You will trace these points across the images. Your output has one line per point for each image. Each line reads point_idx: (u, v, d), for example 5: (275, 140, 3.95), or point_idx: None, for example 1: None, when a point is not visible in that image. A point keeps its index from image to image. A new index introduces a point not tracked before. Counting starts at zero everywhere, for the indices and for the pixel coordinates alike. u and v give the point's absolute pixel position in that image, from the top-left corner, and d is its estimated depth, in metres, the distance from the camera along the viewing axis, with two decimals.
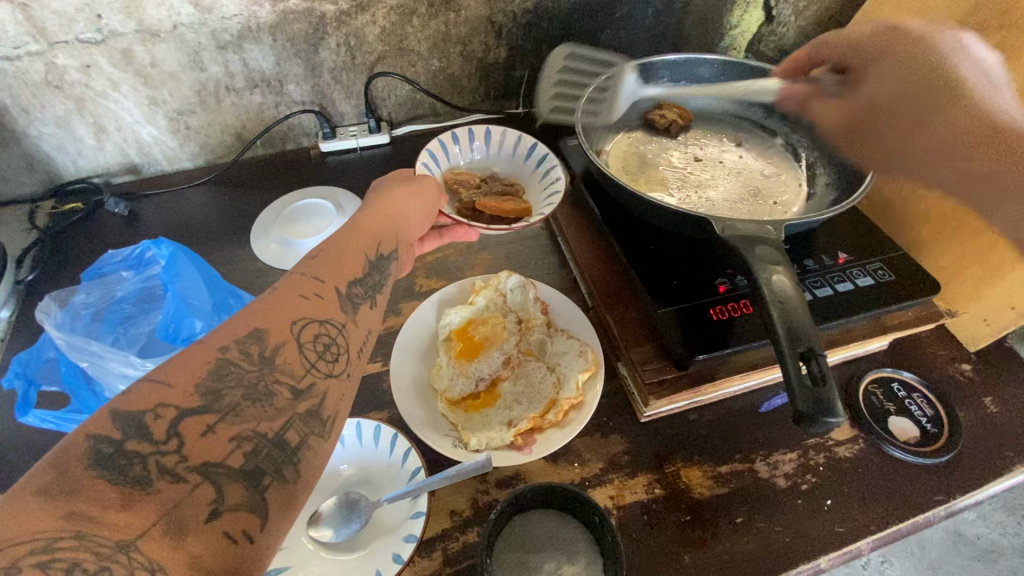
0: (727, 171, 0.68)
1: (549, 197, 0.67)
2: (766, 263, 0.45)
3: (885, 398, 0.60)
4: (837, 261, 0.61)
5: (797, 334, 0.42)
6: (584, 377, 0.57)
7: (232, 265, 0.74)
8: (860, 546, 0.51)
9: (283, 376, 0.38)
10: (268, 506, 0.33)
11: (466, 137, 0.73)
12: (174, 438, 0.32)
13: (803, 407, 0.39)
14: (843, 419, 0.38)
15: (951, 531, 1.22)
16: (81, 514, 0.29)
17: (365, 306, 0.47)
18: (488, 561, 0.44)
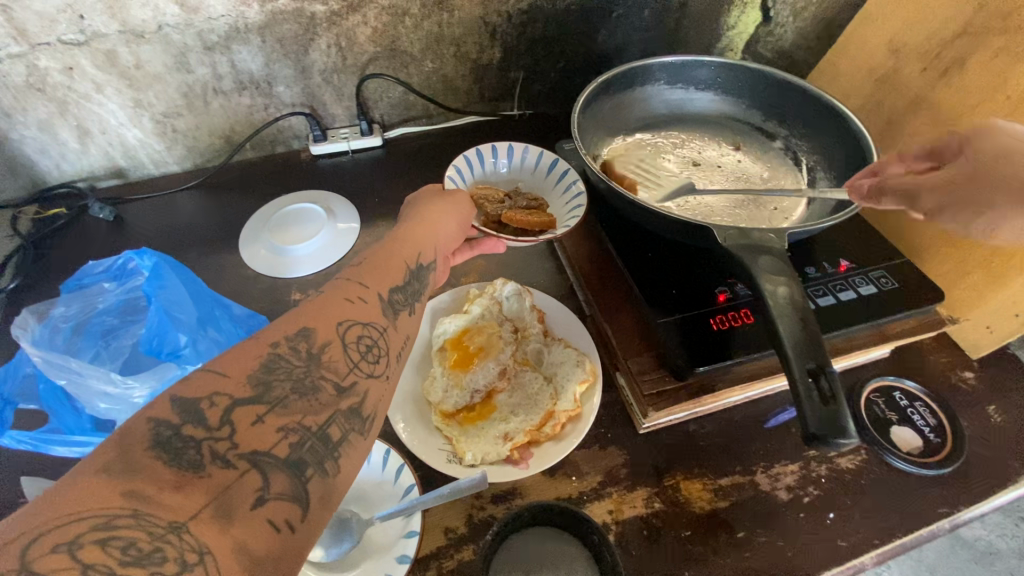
0: (726, 176, 0.67)
1: (572, 210, 0.64)
2: (770, 274, 0.44)
3: (887, 407, 0.59)
4: (838, 269, 0.60)
5: (805, 350, 0.41)
6: (582, 389, 0.56)
7: (222, 272, 0.72)
8: (862, 560, 0.50)
9: (329, 373, 0.37)
10: (310, 496, 0.32)
11: (491, 152, 0.71)
12: (228, 425, 0.31)
13: (813, 426, 0.38)
14: (855, 437, 0.37)
15: (949, 534, 1.22)
16: (140, 493, 0.27)
17: (406, 313, 0.45)
18: None
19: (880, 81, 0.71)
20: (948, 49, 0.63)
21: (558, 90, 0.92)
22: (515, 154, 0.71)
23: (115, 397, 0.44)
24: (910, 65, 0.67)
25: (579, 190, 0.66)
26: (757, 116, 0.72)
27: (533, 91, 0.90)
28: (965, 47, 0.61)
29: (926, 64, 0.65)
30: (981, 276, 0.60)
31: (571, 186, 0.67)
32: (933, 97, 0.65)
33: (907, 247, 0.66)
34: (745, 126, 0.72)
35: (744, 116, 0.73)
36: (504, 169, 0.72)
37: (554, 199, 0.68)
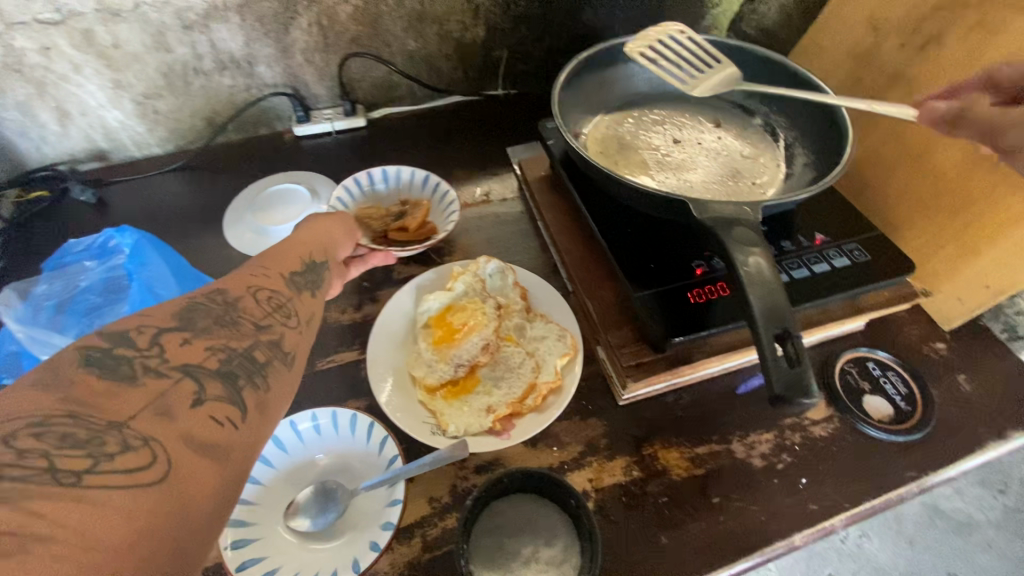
0: (707, 151, 0.67)
1: (448, 217, 0.71)
2: (743, 245, 0.45)
3: (860, 377, 0.61)
4: (814, 242, 0.61)
5: (775, 318, 0.41)
6: (563, 362, 0.57)
7: (207, 255, 0.72)
8: (833, 522, 0.52)
9: (245, 313, 0.41)
10: (247, 404, 0.36)
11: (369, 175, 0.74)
12: (154, 346, 0.35)
13: (778, 387, 0.40)
14: (817, 397, 0.39)
15: (928, 506, 1.25)
16: (73, 401, 0.30)
17: (307, 291, 0.48)
18: (466, 547, 0.44)
19: (860, 58, 0.72)
20: (927, 23, 0.63)
21: (543, 69, 0.91)
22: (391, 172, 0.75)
23: None
24: (889, 40, 0.68)
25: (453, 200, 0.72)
26: (739, 94, 0.72)
27: (518, 70, 0.90)
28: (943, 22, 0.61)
29: (905, 39, 0.66)
30: (954, 250, 0.61)
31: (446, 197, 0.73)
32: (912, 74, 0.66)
33: (883, 222, 0.67)
34: (725, 103, 0.73)
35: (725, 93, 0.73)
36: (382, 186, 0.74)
37: (435, 209, 0.73)
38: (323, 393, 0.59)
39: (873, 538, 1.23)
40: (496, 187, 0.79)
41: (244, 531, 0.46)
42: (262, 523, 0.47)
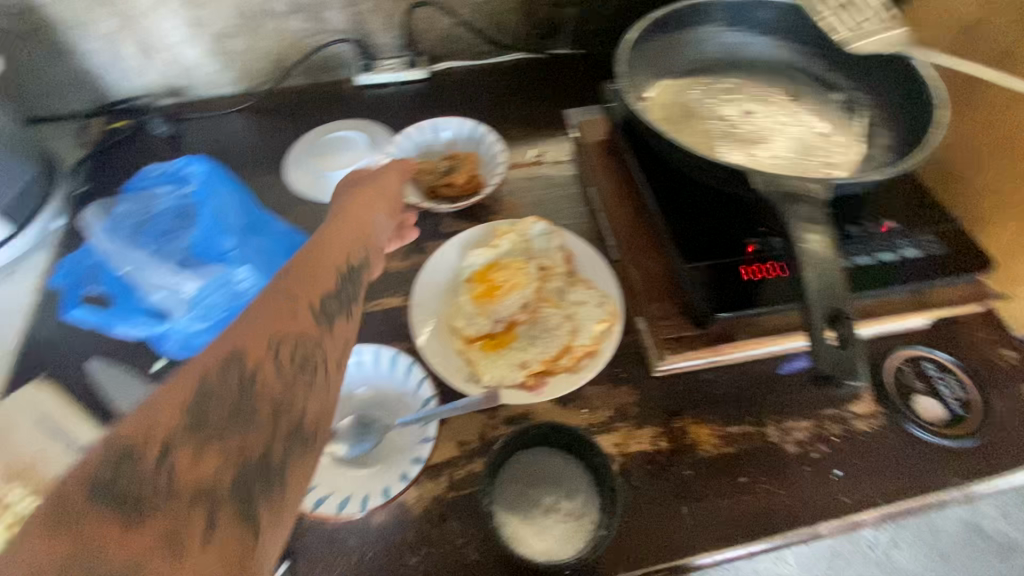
0: (777, 127, 0.64)
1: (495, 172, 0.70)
2: (803, 222, 0.43)
3: (914, 376, 0.58)
4: (882, 230, 0.57)
5: (830, 293, 0.40)
6: (601, 327, 0.57)
7: (269, 193, 0.75)
8: (863, 517, 0.51)
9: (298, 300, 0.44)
10: (285, 395, 0.38)
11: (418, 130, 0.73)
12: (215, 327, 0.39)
13: (827, 364, 0.39)
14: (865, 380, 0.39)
15: (969, 526, 1.19)
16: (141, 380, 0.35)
17: (347, 292, 0.49)
18: (489, 490, 0.46)
19: (961, 33, 0.66)
20: None
21: (610, 31, 0.88)
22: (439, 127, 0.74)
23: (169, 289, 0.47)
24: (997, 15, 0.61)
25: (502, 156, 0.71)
26: (822, 66, 0.68)
27: (584, 30, 0.88)
28: None
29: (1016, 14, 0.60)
30: None
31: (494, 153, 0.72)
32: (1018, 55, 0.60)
33: (964, 216, 0.62)
34: (805, 76, 0.68)
35: (806, 65, 0.68)
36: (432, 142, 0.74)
37: (485, 165, 0.72)
38: (367, 334, 0.62)
39: (903, 549, 1.18)
40: (550, 148, 0.78)
41: None
42: None
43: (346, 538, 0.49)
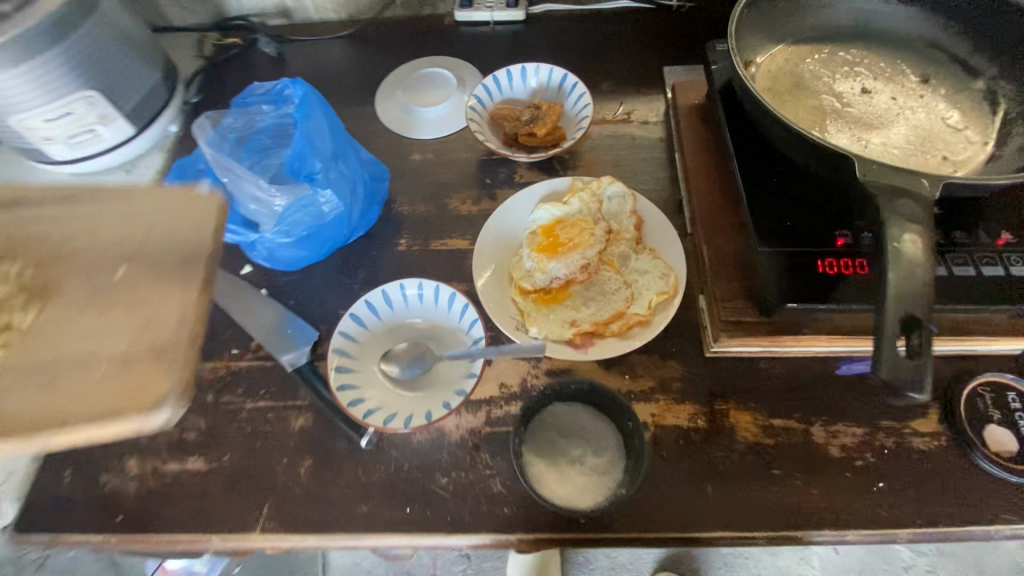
0: (903, 111, 0.57)
1: (578, 127, 0.69)
2: (904, 219, 0.39)
3: (992, 404, 0.54)
4: (995, 241, 0.49)
5: (911, 306, 0.37)
6: (659, 298, 0.57)
7: (357, 120, 0.77)
8: (897, 533, 0.49)
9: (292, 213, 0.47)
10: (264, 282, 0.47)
11: (505, 76, 0.72)
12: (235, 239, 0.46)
13: (886, 373, 0.38)
14: (923, 393, 0.37)
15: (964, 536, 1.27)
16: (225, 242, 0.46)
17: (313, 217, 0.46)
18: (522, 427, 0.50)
19: None
20: None
21: None
22: (527, 73, 0.72)
23: (262, 201, 0.51)
24: None
25: (588, 111, 0.69)
26: (964, 45, 0.59)
27: None
28: None
29: None
30: None
31: (582, 107, 0.70)
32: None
33: None
34: (944, 56, 0.60)
35: (947, 43, 0.60)
36: (518, 89, 0.73)
37: (569, 120, 0.71)
38: (430, 269, 0.64)
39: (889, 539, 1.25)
40: (639, 109, 0.75)
41: (347, 361, 0.54)
42: (361, 360, 0.55)
43: (388, 449, 0.54)
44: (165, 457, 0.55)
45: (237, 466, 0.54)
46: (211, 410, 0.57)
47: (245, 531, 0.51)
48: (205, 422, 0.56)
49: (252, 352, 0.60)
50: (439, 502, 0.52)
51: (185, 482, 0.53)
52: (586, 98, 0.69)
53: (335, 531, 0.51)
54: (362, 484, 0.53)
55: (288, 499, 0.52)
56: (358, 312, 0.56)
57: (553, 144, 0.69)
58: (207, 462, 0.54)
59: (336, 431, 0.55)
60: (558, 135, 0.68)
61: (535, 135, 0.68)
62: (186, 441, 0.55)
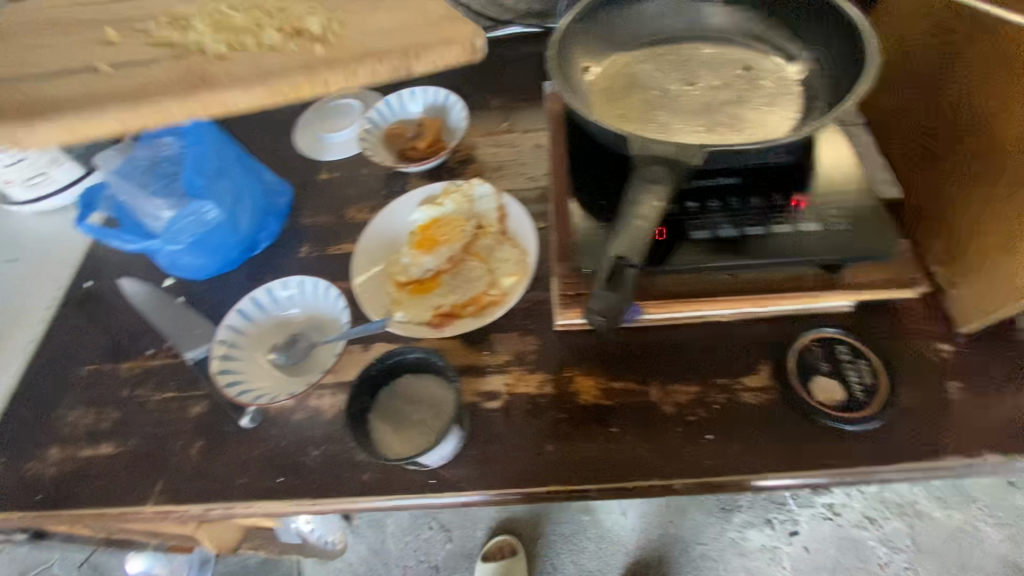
0: (724, 95, 0.61)
1: (456, 133, 0.79)
2: (646, 184, 0.45)
3: (822, 358, 0.57)
4: (792, 204, 0.54)
5: (627, 252, 0.45)
6: (511, 280, 0.64)
7: (275, 146, 0.85)
8: (722, 481, 0.53)
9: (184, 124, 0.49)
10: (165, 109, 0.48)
11: (395, 99, 0.81)
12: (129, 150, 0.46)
13: (594, 306, 0.48)
14: (614, 323, 0.47)
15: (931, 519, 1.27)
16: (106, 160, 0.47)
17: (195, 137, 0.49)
18: (363, 391, 0.55)
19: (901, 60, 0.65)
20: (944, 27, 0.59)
21: None
22: (413, 94, 0.82)
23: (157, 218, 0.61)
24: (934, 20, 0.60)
25: (464, 119, 0.79)
26: (782, 35, 0.65)
27: None
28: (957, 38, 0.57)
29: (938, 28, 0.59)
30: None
31: (459, 115, 0.80)
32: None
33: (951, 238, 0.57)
34: (766, 48, 0.66)
35: (767, 36, 0.66)
36: (409, 111, 0.81)
37: (450, 131, 0.80)
38: (322, 271, 0.71)
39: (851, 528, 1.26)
40: (525, 117, 0.81)
41: (233, 352, 0.61)
42: (247, 349, 0.63)
43: (269, 428, 0.60)
44: (84, 444, 0.62)
45: (141, 449, 0.61)
46: (125, 402, 0.65)
47: (142, 504, 0.58)
48: (119, 413, 0.64)
49: (164, 352, 0.68)
50: (309, 472, 0.57)
51: (98, 463, 0.61)
52: (461, 108, 0.79)
53: (216, 501, 0.57)
54: (243, 459, 0.59)
55: (179, 475, 0.59)
56: (245, 307, 0.64)
57: (435, 152, 0.77)
58: (117, 446, 0.62)
59: (226, 415, 0.62)
60: (439, 145, 0.77)
61: (419, 147, 0.77)
62: (102, 430, 0.63)
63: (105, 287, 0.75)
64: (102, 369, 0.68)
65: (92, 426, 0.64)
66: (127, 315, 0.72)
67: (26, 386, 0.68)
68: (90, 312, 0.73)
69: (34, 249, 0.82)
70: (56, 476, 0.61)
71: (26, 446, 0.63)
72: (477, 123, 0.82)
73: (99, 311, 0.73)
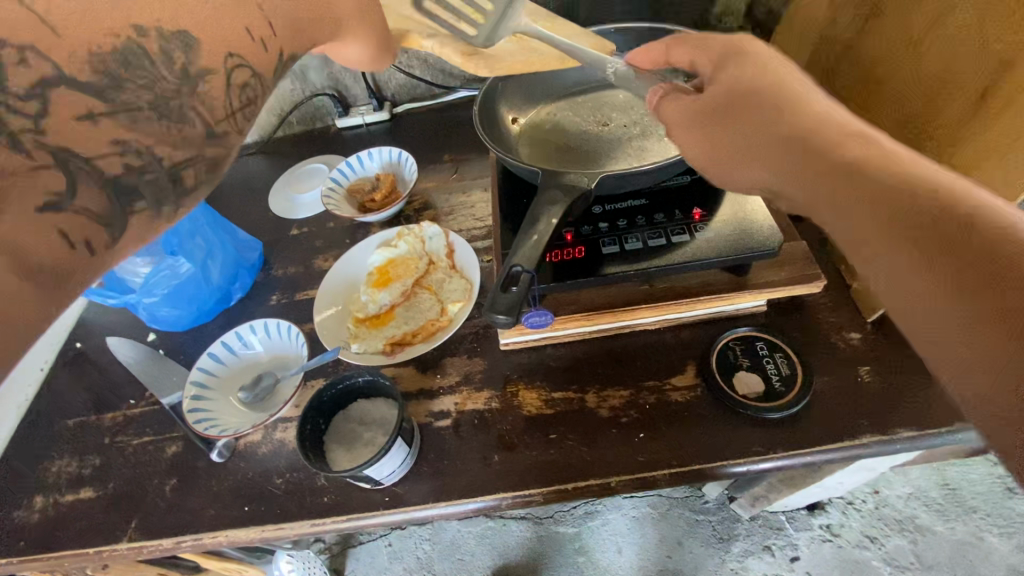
0: (632, 130, 0.70)
1: (408, 183, 0.88)
2: (542, 208, 0.53)
3: (741, 354, 0.61)
4: (688, 216, 0.62)
5: (523, 260, 0.51)
6: (457, 307, 0.70)
7: (252, 211, 0.94)
8: (655, 475, 0.55)
9: (202, 106, 0.35)
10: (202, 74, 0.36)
11: (357, 161, 0.91)
12: (36, 101, 0.29)
13: (497, 310, 0.50)
14: (511, 323, 0.50)
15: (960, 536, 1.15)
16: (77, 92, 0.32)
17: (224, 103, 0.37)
18: (313, 416, 0.60)
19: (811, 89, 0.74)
20: (840, 59, 0.68)
21: None
22: (372, 155, 0.92)
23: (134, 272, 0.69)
24: (829, 52, 0.70)
25: (414, 171, 0.88)
26: None
27: None
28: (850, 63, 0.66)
29: (835, 57, 0.69)
30: None
31: (410, 168, 0.89)
32: (863, 49, 0.63)
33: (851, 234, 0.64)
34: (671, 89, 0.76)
35: None
36: (368, 169, 0.92)
37: (404, 183, 0.89)
38: (290, 316, 0.77)
39: (861, 551, 1.15)
40: (475, 167, 0.90)
41: (205, 392, 0.67)
42: (217, 389, 0.68)
43: (237, 460, 0.64)
44: (66, 490, 0.67)
45: (119, 490, 0.65)
46: (106, 449, 0.69)
47: (116, 541, 0.61)
48: (100, 459, 0.68)
49: (144, 401, 0.73)
50: (273, 498, 0.61)
51: (79, 506, 0.65)
52: (412, 162, 0.88)
53: (185, 533, 0.60)
54: (213, 491, 0.63)
55: (152, 512, 0.62)
56: (216, 351, 0.70)
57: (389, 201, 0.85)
58: (96, 490, 0.66)
59: (199, 452, 0.66)
60: (394, 195, 0.86)
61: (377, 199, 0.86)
62: (84, 475, 0.67)
63: (96, 347, 0.81)
64: (86, 420, 0.73)
65: (74, 473, 0.68)
66: (114, 369, 0.77)
67: (17, 442, 0.73)
68: (80, 370, 0.79)
69: None
70: (40, 521, 0.65)
71: (14, 496, 0.68)
72: (431, 176, 0.91)
73: (88, 369, 0.79)
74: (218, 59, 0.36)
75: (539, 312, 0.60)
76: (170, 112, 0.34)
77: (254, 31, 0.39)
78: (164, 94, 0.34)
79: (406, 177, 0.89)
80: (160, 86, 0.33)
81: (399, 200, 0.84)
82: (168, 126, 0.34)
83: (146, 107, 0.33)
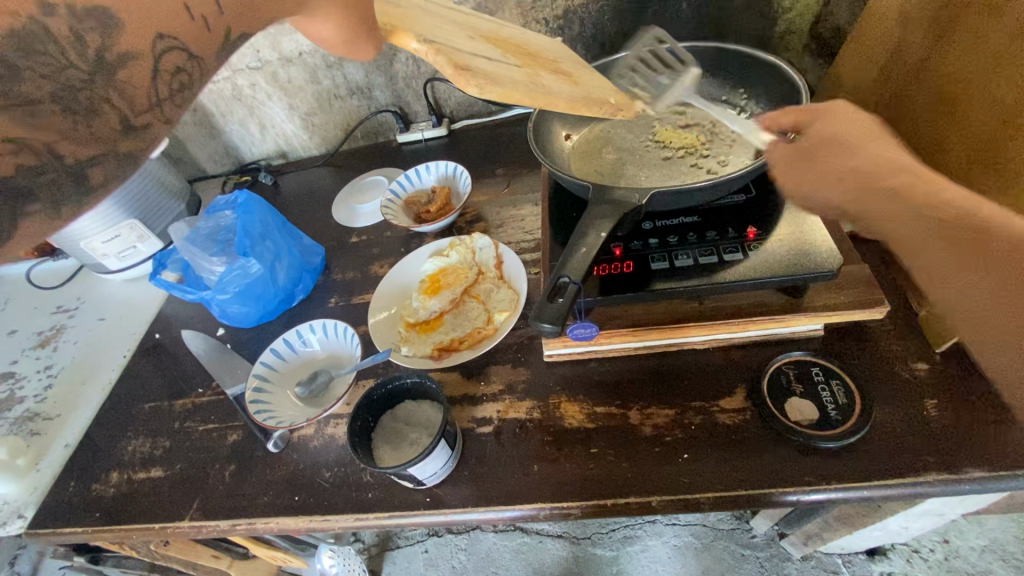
0: (685, 147, 0.70)
1: (462, 195, 0.91)
2: (593, 220, 0.54)
3: (794, 380, 0.59)
4: (742, 235, 0.61)
5: (571, 270, 0.52)
6: (503, 317, 0.72)
7: (316, 219, 1.00)
8: (699, 498, 0.54)
9: (117, 97, 0.31)
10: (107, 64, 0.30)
11: (416, 174, 0.96)
12: None
13: (542, 319, 0.51)
14: (555, 331, 0.50)
15: None
16: None
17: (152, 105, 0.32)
18: (362, 411, 0.62)
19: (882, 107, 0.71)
20: (913, 78, 0.65)
21: None
22: (430, 168, 0.96)
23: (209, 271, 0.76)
24: (901, 70, 0.67)
25: (469, 184, 0.91)
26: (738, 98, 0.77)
27: None
28: (923, 81, 0.63)
29: (909, 75, 0.66)
30: None
31: (465, 182, 0.92)
32: (938, 67, 0.60)
33: None
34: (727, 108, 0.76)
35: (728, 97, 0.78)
36: (426, 182, 0.96)
37: (458, 196, 0.92)
38: (346, 319, 0.81)
39: None
40: (528, 182, 0.92)
41: (266, 385, 0.71)
42: (276, 382, 0.72)
43: (290, 452, 0.68)
44: (138, 469, 0.72)
45: (183, 473, 0.70)
46: (175, 434, 0.75)
47: (178, 520, 0.65)
48: (169, 442, 0.74)
49: (211, 390, 0.78)
50: (321, 491, 0.64)
51: (148, 485, 0.70)
52: (467, 176, 0.91)
53: (240, 517, 0.64)
54: (267, 480, 0.66)
55: (213, 494, 0.67)
56: (278, 347, 0.75)
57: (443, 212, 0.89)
58: (164, 471, 0.71)
59: (256, 441, 0.70)
60: (449, 206, 0.89)
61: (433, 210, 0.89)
62: (154, 456, 0.73)
63: (172, 339, 0.88)
64: (159, 406, 0.79)
65: (146, 455, 0.73)
66: (187, 361, 0.84)
67: (98, 422, 0.80)
68: (157, 360, 0.85)
69: (120, 310, 0.98)
70: (113, 496, 0.70)
71: (92, 472, 0.74)
72: (484, 190, 0.93)
73: (164, 359, 0.85)
74: (144, 40, 0.32)
75: (584, 325, 0.61)
76: (77, 104, 0.29)
77: (195, 9, 0.36)
78: (71, 84, 0.29)
79: (460, 190, 0.92)
80: (65, 74, 0.29)
81: (453, 211, 0.87)
82: (73, 122, 0.29)
83: (47, 100, 0.28)
